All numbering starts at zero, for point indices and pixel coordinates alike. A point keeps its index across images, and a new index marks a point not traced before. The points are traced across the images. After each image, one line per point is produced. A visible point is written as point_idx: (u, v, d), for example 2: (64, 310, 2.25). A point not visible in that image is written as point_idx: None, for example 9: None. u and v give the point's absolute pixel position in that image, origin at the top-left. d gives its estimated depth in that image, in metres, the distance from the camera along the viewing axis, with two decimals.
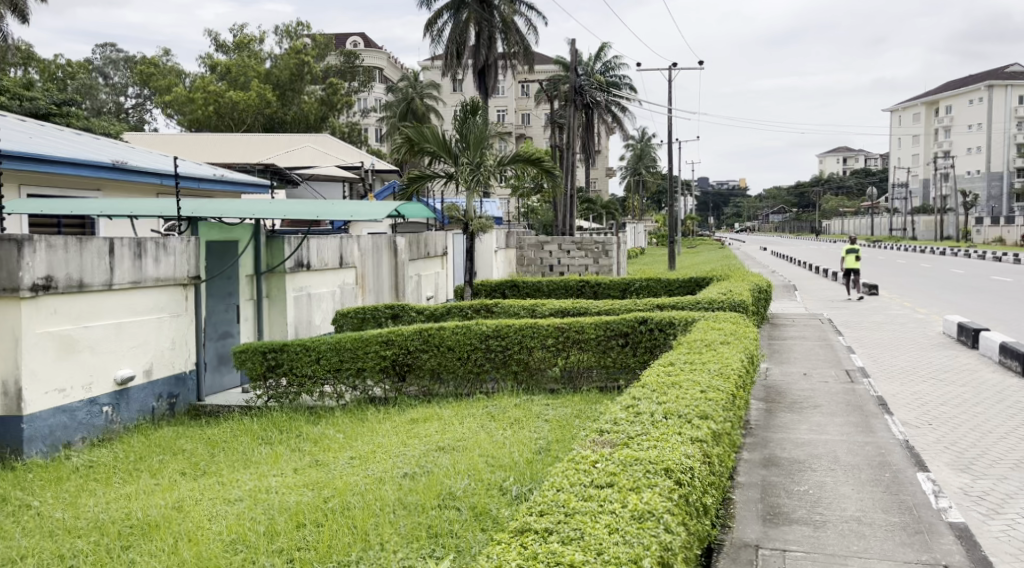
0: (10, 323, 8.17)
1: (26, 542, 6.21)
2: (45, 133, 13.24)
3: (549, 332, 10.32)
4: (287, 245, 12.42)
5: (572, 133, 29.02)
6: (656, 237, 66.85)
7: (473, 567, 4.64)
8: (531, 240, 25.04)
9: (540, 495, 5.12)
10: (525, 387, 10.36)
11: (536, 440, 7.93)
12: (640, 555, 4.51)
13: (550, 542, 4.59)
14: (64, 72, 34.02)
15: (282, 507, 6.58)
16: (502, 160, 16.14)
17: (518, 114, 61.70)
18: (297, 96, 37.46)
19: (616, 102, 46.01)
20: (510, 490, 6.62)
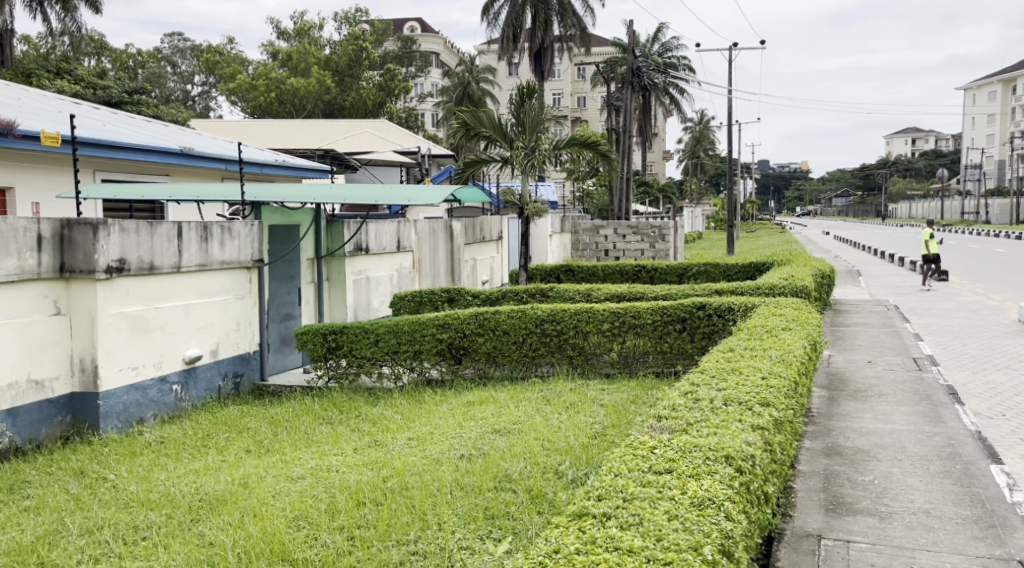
0: (87, 304, 8.46)
1: (103, 513, 6.46)
2: (117, 121, 13.60)
3: (605, 317, 10.36)
4: (347, 229, 12.63)
5: (629, 116, 28.90)
6: (715, 222, 66.25)
7: (531, 550, 4.74)
8: (586, 225, 25.17)
9: (598, 479, 5.19)
10: (580, 371, 10.42)
11: (591, 425, 8.00)
12: (700, 542, 4.54)
13: (609, 527, 4.67)
14: (134, 61, 34.89)
15: (342, 486, 6.75)
16: (558, 144, 16.16)
17: (574, 98, 61.55)
18: (356, 82, 37.87)
19: (675, 84, 45.58)
20: (566, 474, 6.69)
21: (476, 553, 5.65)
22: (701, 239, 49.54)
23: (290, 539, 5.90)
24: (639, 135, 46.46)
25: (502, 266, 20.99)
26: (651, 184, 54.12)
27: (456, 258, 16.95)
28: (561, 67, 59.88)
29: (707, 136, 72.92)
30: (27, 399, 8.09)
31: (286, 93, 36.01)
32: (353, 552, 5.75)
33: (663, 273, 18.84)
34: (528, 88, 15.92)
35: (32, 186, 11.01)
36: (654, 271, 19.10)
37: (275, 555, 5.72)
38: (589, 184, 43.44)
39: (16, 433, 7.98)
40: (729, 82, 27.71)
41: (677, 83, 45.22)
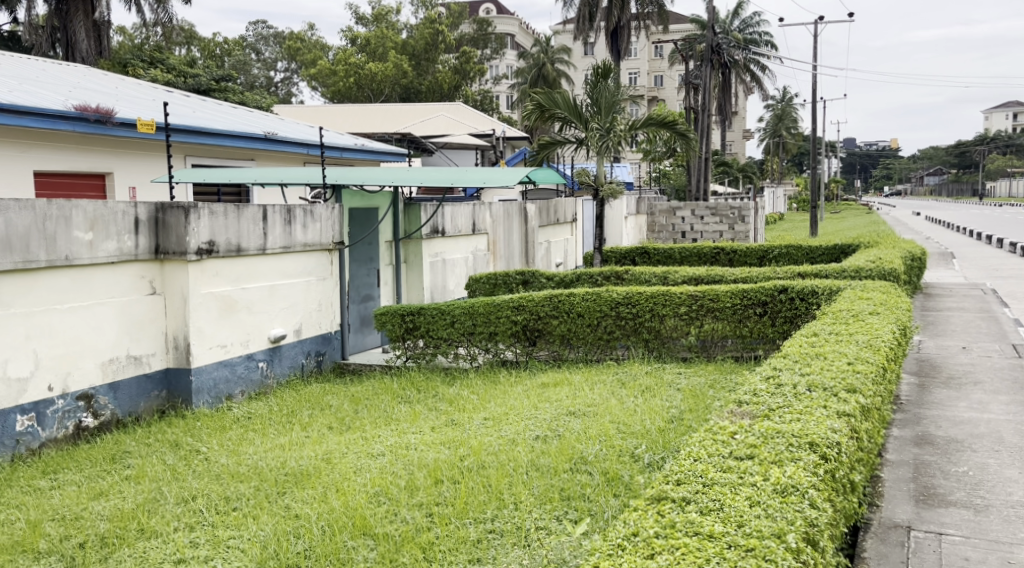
0: (179, 284, 8.80)
1: (197, 484, 6.76)
2: (205, 107, 14.02)
3: (682, 300, 10.35)
4: (423, 212, 12.84)
5: (708, 94, 28.55)
6: (798, 201, 65.05)
7: (610, 532, 4.83)
8: (663, 206, 25.15)
9: (678, 464, 5.26)
10: (656, 354, 10.44)
11: (668, 409, 8.04)
12: (784, 530, 4.53)
13: (688, 512, 4.72)
14: (221, 49, 35.78)
15: (421, 464, 6.94)
16: (634, 124, 16.08)
17: (651, 76, 60.93)
18: (432, 65, 38.18)
19: (756, 61, 44.79)
20: (642, 458, 6.76)
21: (553, 533, 5.76)
22: (781, 220, 48.82)
23: (372, 514, 6.08)
24: (718, 115, 45.90)
25: (577, 248, 21.04)
26: (730, 164, 53.44)
27: (530, 241, 17.07)
28: (638, 46, 59.44)
29: (789, 115, 71.61)
30: (127, 373, 8.47)
31: (365, 79, 36.50)
32: (433, 528, 5.90)
33: (742, 255, 18.66)
34: (603, 69, 15.91)
35: (128, 171, 11.45)
36: (732, 254, 18.94)
37: (357, 529, 5.89)
38: (666, 165, 43.09)
39: (117, 406, 8.37)
40: (814, 57, 27.11)
41: (757, 60, 44.45)
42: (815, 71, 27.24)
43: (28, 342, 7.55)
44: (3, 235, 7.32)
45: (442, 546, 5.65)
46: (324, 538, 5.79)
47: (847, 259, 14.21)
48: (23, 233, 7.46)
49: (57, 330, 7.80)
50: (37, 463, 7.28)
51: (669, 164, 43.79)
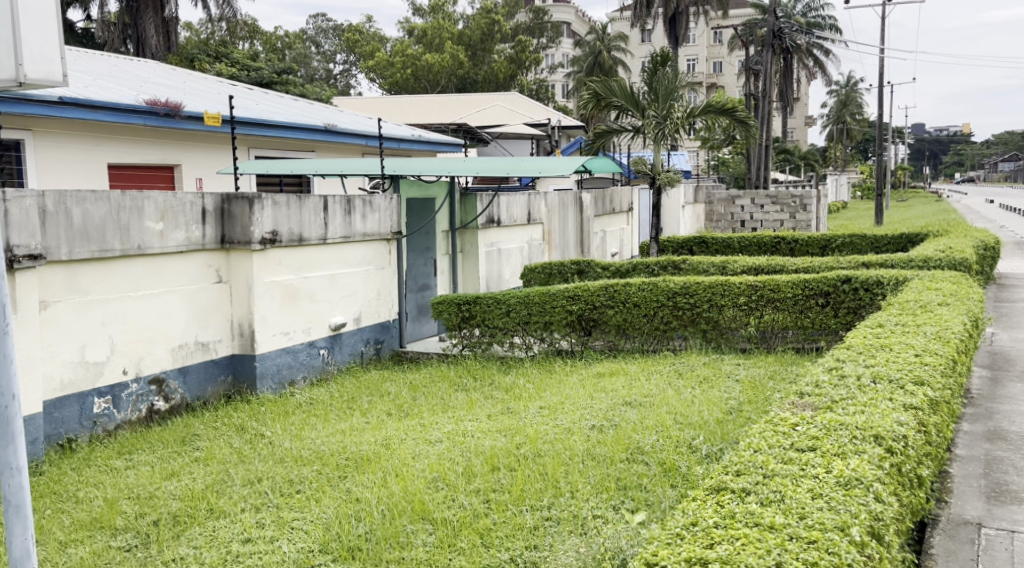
0: (244, 273, 9.05)
1: (262, 466, 6.97)
2: (267, 100, 14.30)
3: (742, 290, 10.33)
4: (479, 202, 12.93)
5: (769, 81, 28.24)
6: (862, 189, 63.89)
7: (669, 521, 4.87)
8: (721, 195, 25.10)
9: (738, 455, 5.30)
10: (714, 345, 10.45)
11: (727, 400, 8.05)
12: (847, 522, 4.49)
13: (748, 503, 4.73)
14: (282, 42, 36.33)
15: (478, 451, 7.07)
16: (692, 112, 15.97)
17: (710, 63, 60.33)
18: (488, 55, 38.28)
19: (819, 45, 44.07)
20: (700, 449, 6.79)
21: (610, 521, 5.81)
22: (843, 208, 48.06)
23: (429, 499, 6.22)
24: (779, 101, 45.30)
25: (633, 238, 21.04)
26: (791, 151, 52.74)
27: (586, 230, 17.13)
28: (697, 31, 58.88)
29: (853, 100, 70.40)
30: (195, 359, 8.74)
31: (422, 69, 36.78)
32: (490, 514, 6.02)
33: (803, 245, 18.50)
34: (661, 57, 15.91)
35: (194, 163, 11.76)
36: (793, 242, 18.80)
37: (416, 513, 6.03)
38: (725, 153, 42.69)
39: (186, 390, 8.64)
40: (882, 41, 26.65)
41: (821, 43, 43.73)
42: (881, 55, 26.75)
43: (104, 328, 7.82)
44: (81, 225, 7.56)
45: (498, 532, 5.74)
46: (384, 521, 5.93)
47: (916, 248, 14.01)
48: (99, 224, 7.71)
49: (130, 318, 8.07)
50: (113, 444, 7.55)
51: (728, 151, 43.37)
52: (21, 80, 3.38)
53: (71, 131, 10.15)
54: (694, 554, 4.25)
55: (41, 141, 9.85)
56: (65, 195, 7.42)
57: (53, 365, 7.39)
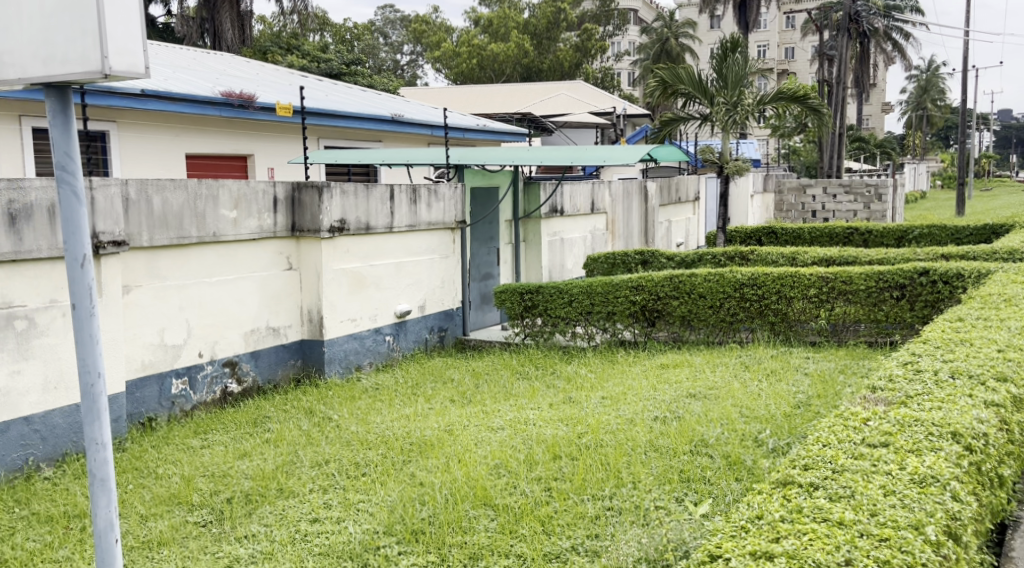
0: (314, 260, 9.27)
1: (330, 449, 7.16)
2: (336, 91, 14.56)
3: (812, 282, 10.25)
4: (543, 191, 12.97)
5: (844, 67, 27.72)
6: (942, 179, 62.32)
7: (735, 513, 4.91)
8: (792, 184, 24.83)
9: (807, 449, 5.32)
10: (782, 337, 10.37)
11: (795, 394, 8.01)
12: (922, 521, 4.42)
13: (816, 497, 4.71)
14: (351, 34, 36.83)
15: (540, 439, 7.17)
16: (763, 99, 15.77)
17: (781, 49, 59.41)
18: (554, 44, 38.24)
19: (898, 29, 43.01)
20: (766, 443, 6.78)
21: (672, 512, 5.85)
22: (921, 198, 46.88)
23: (492, 485, 6.33)
24: (856, 86, 44.36)
25: (699, 228, 20.92)
26: (866, 139, 51.65)
27: (651, 220, 17.09)
28: (768, 17, 57.94)
29: (933, 86, 68.52)
30: (267, 343, 8.99)
31: (487, 59, 37.12)
32: (551, 502, 6.10)
33: (878, 236, 18.18)
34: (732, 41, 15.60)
35: (266, 153, 12.05)
36: (868, 233, 18.34)
37: (479, 499, 6.14)
38: (797, 141, 42.02)
39: (258, 373, 8.89)
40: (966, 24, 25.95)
41: (899, 27, 42.67)
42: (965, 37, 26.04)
43: (181, 313, 8.09)
44: (161, 213, 7.82)
45: (560, 521, 5.82)
46: (447, 506, 6.06)
47: (999, 240, 13.67)
48: (177, 211, 7.97)
49: (206, 303, 8.33)
50: (190, 424, 7.82)
51: (800, 139, 42.69)
52: (107, 73, 3.46)
53: (150, 122, 10.48)
54: (759, 547, 4.24)
55: (122, 132, 10.19)
56: (147, 184, 7.68)
57: (135, 347, 7.68)
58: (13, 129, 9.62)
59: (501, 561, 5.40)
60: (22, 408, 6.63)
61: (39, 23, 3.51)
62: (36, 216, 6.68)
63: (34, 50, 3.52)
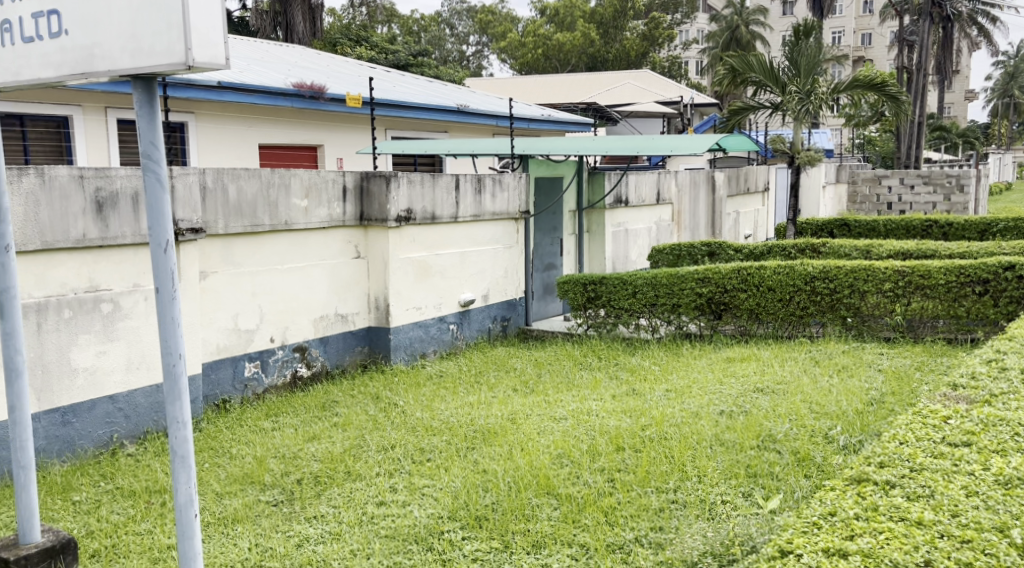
0: (381, 249, 9.43)
1: (396, 434, 7.30)
2: (404, 82, 14.74)
3: (887, 276, 10.09)
4: (607, 181, 12.98)
5: (925, 52, 27.09)
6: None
7: (807, 508, 4.90)
8: (867, 175, 24.31)
9: (883, 447, 5.29)
10: (854, 332, 10.25)
11: (868, 390, 7.93)
12: (1007, 522, 4.35)
13: (893, 496, 4.68)
14: (419, 25, 37.12)
15: (603, 430, 7.22)
16: (837, 87, 15.51)
17: (857, 35, 58.11)
18: (620, 33, 37.99)
19: (983, 13, 41.68)
20: (837, 440, 6.72)
21: (739, 507, 5.85)
22: (1006, 189, 45.54)
23: (555, 475, 6.39)
24: (936, 73, 43.25)
25: (768, 219, 20.69)
26: (946, 127, 50.35)
27: (717, 211, 16.98)
28: (844, 2, 56.70)
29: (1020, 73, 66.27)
30: (335, 329, 9.18)
31: (553, 48, 37.15)
32: (614, 493, 6.14)
33: (958, 229, 17.80)
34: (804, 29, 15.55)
35: (336, 143, 12.26)
36: (947, 226, 18.00)
37: (542, 487, 6.21)
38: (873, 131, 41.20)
39: (327, 358, 9.09)
40: None
41: (985, 11, 41.35)
42: None
43: (254, 298, 8.31)
44: (236, 201, 8.04)
45: (624, 512, 5.86)
46: (510, 493, 6.14)
47: None
48: (251, 200, 8.18)
49: (277, 289, 8.54)
50: (262, 407, 8.03)
51: (876, 128, 41.85)
52: (190, 64, 3.58)
53: (226, 114, 10.75)
54: (832, 545, 4.25)
55: (200, 124, 10.48)
56: (223, 172, 7.89)
57: (210, 331, 7.91)
58: (98, 120, 9.95)
59: (564, 550, 5.47)
60: (107, 387, 6.89)
61: (128, 17, 3.67)
62: (122, 204, 6.94)
63: (122, 43, 3.69)
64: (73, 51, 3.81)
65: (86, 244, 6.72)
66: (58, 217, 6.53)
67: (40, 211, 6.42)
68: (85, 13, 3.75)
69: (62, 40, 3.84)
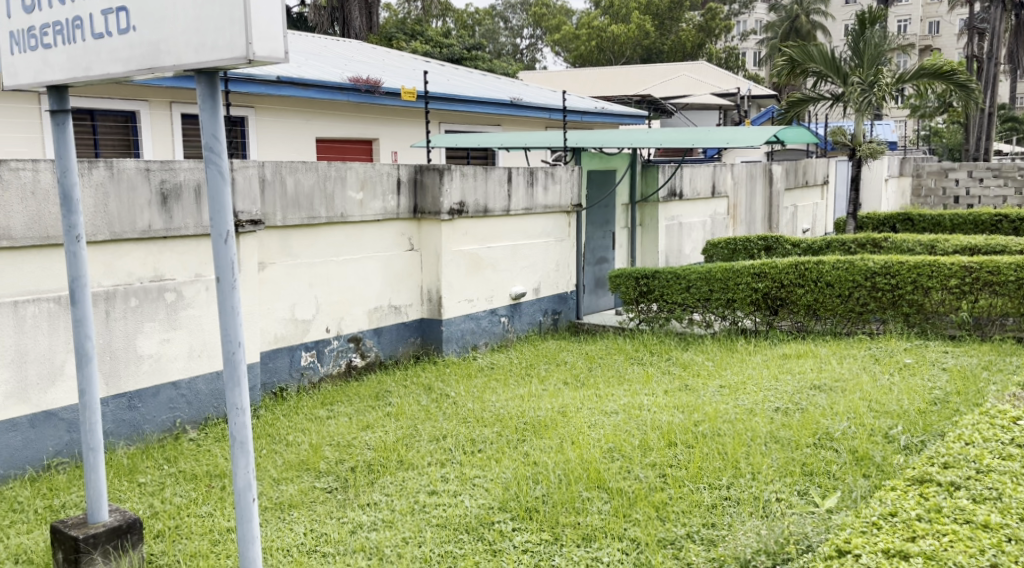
0: (434, 241, 9.52)
1: (447, 425, 7.39)
2: (458, 75, 14.84)
3: (953, 272, 9.89)
4: (661, 173, 12.92)
5: (996, 41, 26.42)
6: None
7: (867, 507, 4.88)
8: (933, 170, 24.31)
9: (948, 447, 5.24)
10: (917, 329, 10.07)
11: (931, 389, 7.81)
12: None
13: (957, 497, 4.64)
14: (473, 19, 37.25)
15: (655, 425, 7.22)
16: (902, 77, 15.17)
17: (924, 23, 56.82)
18: (676, 24, 37.69)
19: None
20: (897, 440, 6.64)
21: (794, 505, 5.82)
22: None
23: (605, 468, 6.41)
24: (1008, 62, 42.10)
25: (827, 213, 20.44)
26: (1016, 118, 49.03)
27: (775, 205, 16.83)
28: None
29: None
30: (389, 320, 9.29)
31: (607, 40, 37.02)
32: (665, 488, 6.15)
33: None
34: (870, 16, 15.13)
35: (391, 137, 12.39)
36: (1017, 221, 17.65)
37: (592, 481, 6.24)
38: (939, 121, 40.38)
39: (380, 349, 9.21)
40: None
41: None
42: None
43: (311, 289, 8.45)
44: (293, 194, 8.19)
45: (675, 507, 5.87)
46: (561, 486, 6.18)
47: None
48: (308, 192, 8.32)
49: (333, 280, 8.68)
50: (317, 395, 8.18)
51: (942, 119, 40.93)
52: (250, 58, 3.67)
53: (285, 108, 10.93)
54: (893, 546, 4.22)
55: (259, 118, 10.67)
56: (282, 166, 8.05)
57: (269, 321, 8.08)
58: (163, 114, 10.18)
59: (615, 543, 5.50)
60: (170, 373, 7.07)
61: (192, 13, 3.78)
62: (185, 196, 7.11)
63: (186, 39, 3.79)
64: (141, 47, 3.93)
65: (151, 235, 6.90)
66: (124, 209, 6.73)
67: (109, 203, 6.63)
68: (152, 9, 3.87)
69: (130, 36, 3.97)
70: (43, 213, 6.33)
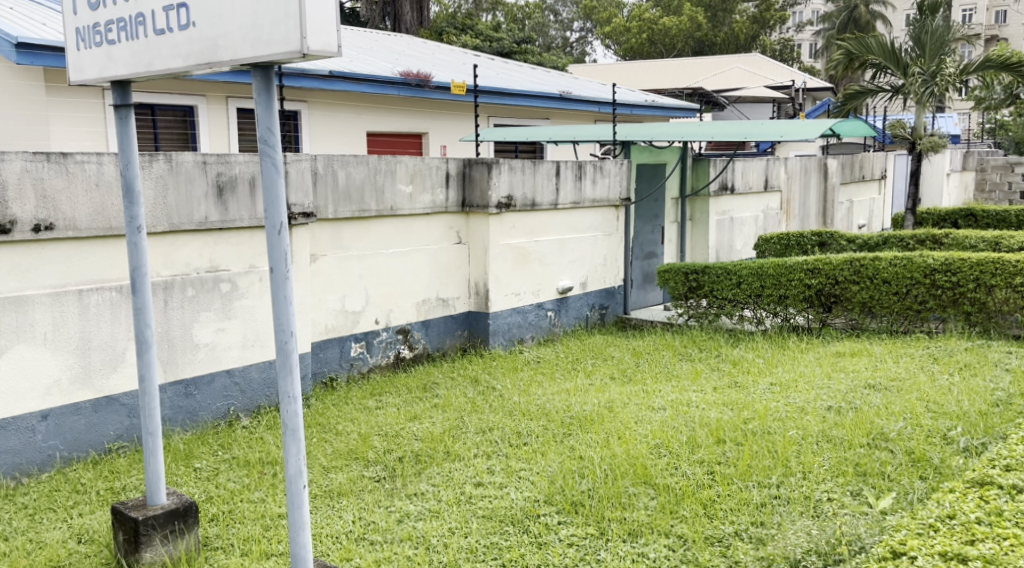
0: (482, 235, 9.58)
1: (494, 417, 7.44)
2: (508, 69, 14.88)
3: (1019, 269, 9.60)
4: (712, 168, 12.85)
5: None
6: None
7: (925, 508, 4.84)
8: (999, 165, 23.99)
9: (1010, 451, 5.16)
10: (979, 328, 9.84)
11: (992, 390, 7.67)
12: None
13: (1017, 501, 4.58)
14: (523, 12, 37.22)
15: (703, 422, 7.19)
16: (965, 67, 14.92)
17: (987, 12, 55.51)
18: (728, 16, 37.28)
19: None
20: (955, 442, 6.55)
21: (846, 505, 5.77)
22: None
23: (652, 465, 6.41)
24: None
25: (884, 209, 20.14)
26: None
27: (829, 200, 16.63)
28: None
29: None
30: (436, 313, 9.38)
31: (658, 33, 36.78)
32: (713, 486, 6.13)
33: None
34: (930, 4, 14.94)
35: (440, 131, 12.47)
36: None
37: (638, 477, 6.25)
38: (1003, 113, 39.42)
39: (428, 341, 9.30)
40: None
41: None
42: None
43: (361, 281, 8.56)
44: (345, 186, 8.29)
45: (723, 505, 5.86)
46: (607, 481, 6.20)
47: None
48: (359, 185, 8.41)
49: (383, 272, 8.78)
50: (366, 385, 8.29)
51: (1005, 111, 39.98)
52: (305, 52, 3.74)
53: (337, 102, 11.06)
54: (950, 549, 4.18)
55: (313, 112, 10.82)
56: (333, 159, 8.15)
57: (320, 312, 8.20)
58: (220, 109, 10.37)
59: (661, 539, 5.52)
60: (225, 361, 7.22)
61: (248, 8, 3.86)
62: (240, 188, 7.24)
63: (243, 33, 3.88)
64: (200, 42, 4.02)
65: (207, 227, 7.04)
66: (182, 201, 6.87)
67: (168, 195, 6.78)
68: (210, 5, 3.96)
69: (189, 32, 4.06)
70: (107, 204, 6.50)
